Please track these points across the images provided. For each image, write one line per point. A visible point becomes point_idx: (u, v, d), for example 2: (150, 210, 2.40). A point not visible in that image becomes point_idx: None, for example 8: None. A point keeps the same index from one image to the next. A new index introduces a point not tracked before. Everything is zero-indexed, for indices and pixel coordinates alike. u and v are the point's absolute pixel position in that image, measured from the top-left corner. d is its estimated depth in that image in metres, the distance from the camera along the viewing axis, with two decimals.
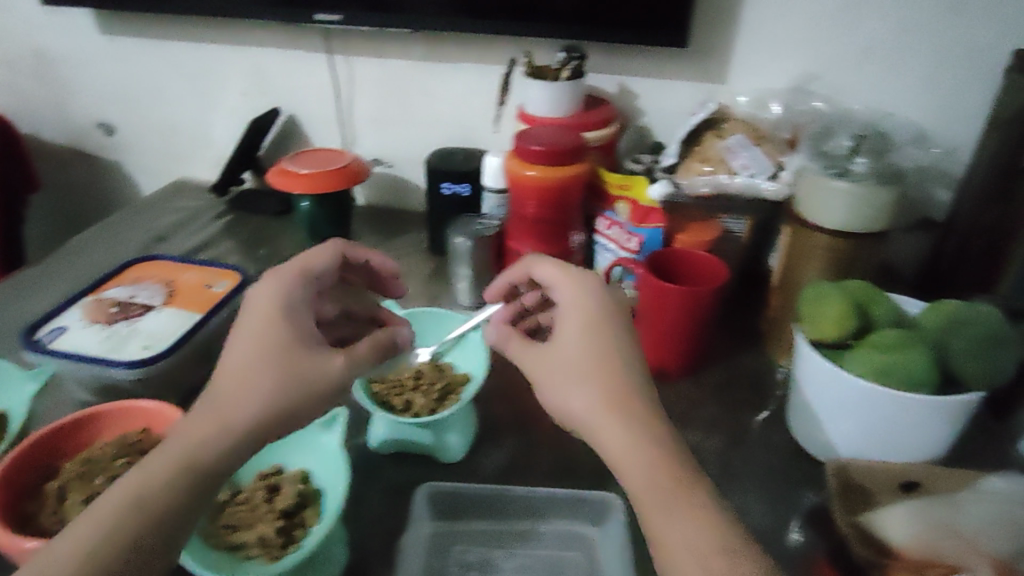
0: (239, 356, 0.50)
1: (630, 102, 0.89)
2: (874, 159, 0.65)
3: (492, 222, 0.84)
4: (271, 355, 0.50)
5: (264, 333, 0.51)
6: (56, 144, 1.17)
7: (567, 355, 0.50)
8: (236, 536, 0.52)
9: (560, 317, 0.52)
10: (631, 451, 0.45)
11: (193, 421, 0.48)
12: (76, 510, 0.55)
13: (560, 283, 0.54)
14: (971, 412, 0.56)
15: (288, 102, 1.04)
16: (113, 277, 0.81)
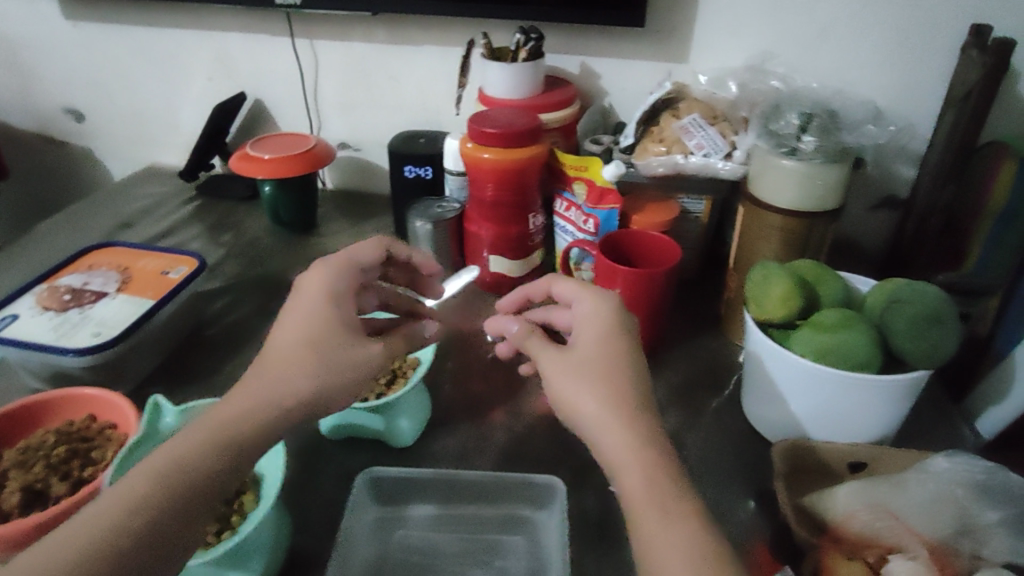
0: (283, 339, 0.50)
1: (592, 82, 0.89)
2: (822, 136, 0.63)
3: (453, 205, 0.83)
4: (317, 339, 0.50)
5: (315, 323, 0.51)
6: (24, 131, 1.16)
7: (591, 356, 0.50)
8: None
9: (579, 327, 0.54)
10: (633, 455, 0.45)
11: (232, 395, 0.47)
12: (13, 495, 0.58)
13: (584, 294, 0.56)
14: (917, 391, 0.56)
15: (252, 86, 1.02)
16: (68, 264, 0.80)
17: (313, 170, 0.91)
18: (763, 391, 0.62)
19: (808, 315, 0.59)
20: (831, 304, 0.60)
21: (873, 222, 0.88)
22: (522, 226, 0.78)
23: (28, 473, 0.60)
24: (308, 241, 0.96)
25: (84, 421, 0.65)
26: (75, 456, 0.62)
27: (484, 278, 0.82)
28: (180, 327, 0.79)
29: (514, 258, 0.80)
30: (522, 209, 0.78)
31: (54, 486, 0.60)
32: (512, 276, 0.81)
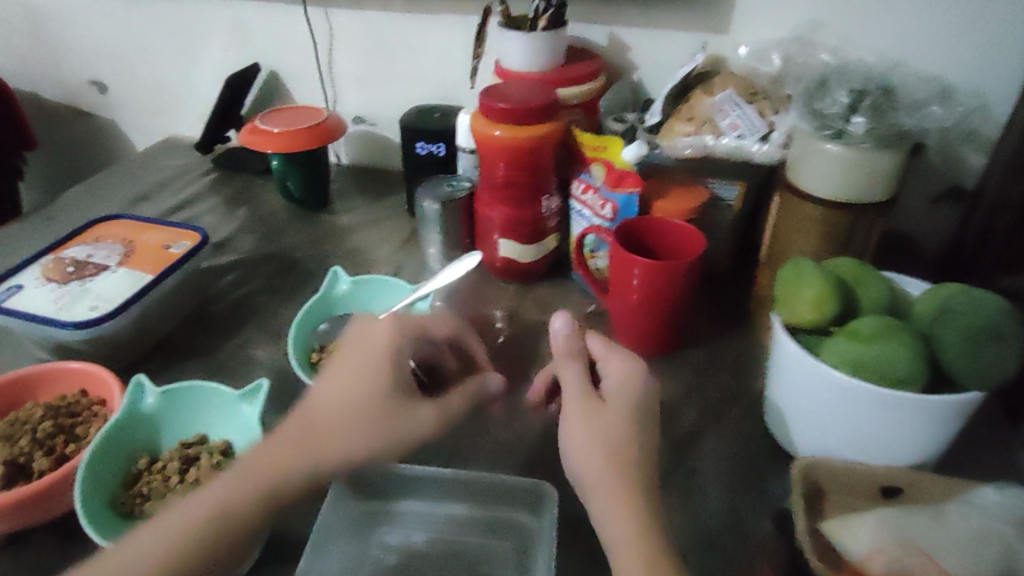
0: (336, 396, 0.48)
1: (620, 54, 0.81)
2: (873, 117, 0.55)
3: (464, 183, 0.77)
4: (372, 406, 0.48)
5: (366, 389, 0.48)
6: (52, 102, 1.16)
7: (614, 421, 0.46)
8: (146, 507, 0.50)
9: (608, 390, 0.49)
10: (633, 548, 0.41)
11: (279, 446, 0.46)
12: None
13: (615, 354, 0.51)
14: (968, 415, 0.49)
15: (268, 57, 0.99)
16: (74, 236, 0.75)
17: (323, 143, 0.87)
18: (787, 403, 0.55)
19: (844, 321, 0.52)
20: (872, 307, 0.52)
21: (932, 214, 0.79)
22: (536, 209, 0.72)
23: (13, 447, 0.53)
24: (320, 216, 0.92)
25: (76, 396, 0.58)
26: (62, 432, 0.55)
27: (495, 263, 0.76)
28: (184, 302, 0.73)
29: (527, 244, 0.73)
30: (536, 191, 0.71)
31: (37, 461, 0.53)
32: (523, 262, 0.74)
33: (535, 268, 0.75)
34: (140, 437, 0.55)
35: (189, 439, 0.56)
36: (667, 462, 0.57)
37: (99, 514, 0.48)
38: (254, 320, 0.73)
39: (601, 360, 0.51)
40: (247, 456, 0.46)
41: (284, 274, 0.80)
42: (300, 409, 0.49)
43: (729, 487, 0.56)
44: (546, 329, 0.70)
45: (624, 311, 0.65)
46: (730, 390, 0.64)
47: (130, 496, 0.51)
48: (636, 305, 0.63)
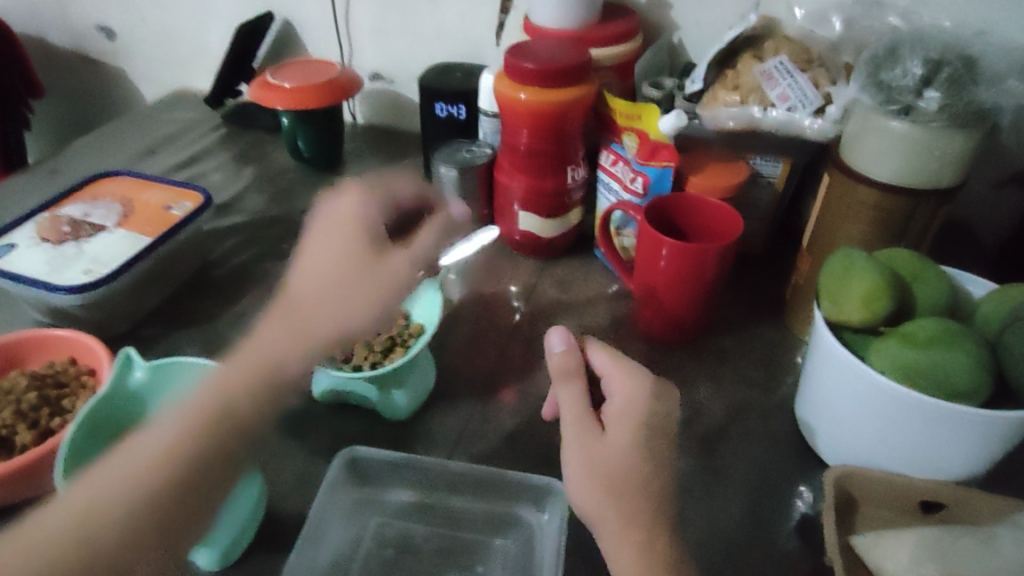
0: (317, 262, 0.51)
1: (660, 12, 0.74)
2: (950, 92, 0.48)
3: (485, 150, 0.71)
4: (353, 260, 0.51)
5: (336, 254, 0.51)
6: (60, 48, 1.11)
7: (623, 444, 0.41)
8: None
9: (610, 414, 0.43)
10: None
11: (272, 323, 0.48)
12: None
13: (617, 368, 0.45)
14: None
15: (281, 6, 0.93)
16: (72, 192, 0.71)
17: (338, 101, 0.82)
18: (822, 405, 0.50)
19: (896, 320, 0.47)
20: (928, 306, 0.47)
21: (995, 203, 0.71)
22: (560, 178, 0.66)
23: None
24: (331, 179, 0.87)
25: (63, 364, 0.55)
26: (47, 404, 0.52)
27: (513, 237, 0.71)
28: (184, 267, 0.69)
29: (548, 217, 0.68)
30: (561, 160, 0.65)
31: (20, 435, 0.50)
32: (544, 237, 0.69)
33: (557, 244, 0.70)
34: (127, 413, 0.51)
35: None
36: (687, 462, 0.53)
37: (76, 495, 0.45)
38: (255, 287, 0.69)
39: (603, 375, 0.46)
40: (223, 363, 0.45)
41: (291, 239, 0.76)
42: (273, 308, 0.50)
43: (755, 492, 0.51)
44: (565, 310, 0.65)
45: (648, 297, 0.60)
46: (759, 383, 0.59)
47: None
48: (662, 290, 0.58)
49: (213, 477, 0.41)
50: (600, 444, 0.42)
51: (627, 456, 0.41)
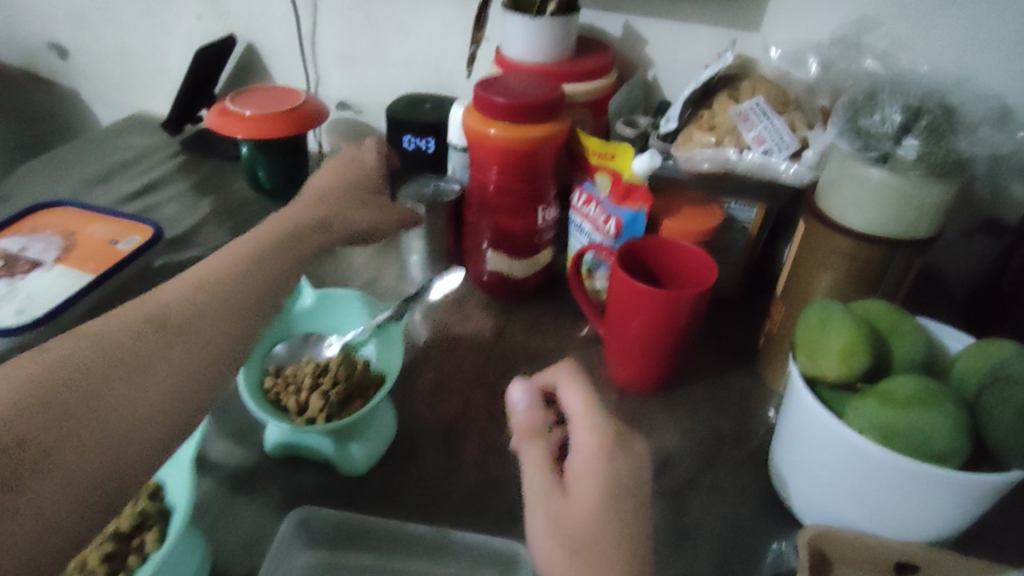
0: (295, 209, 0.61)
1: (634, 50, 0.73)
2: (930, 140, 0.47)
3: (453, 186, 0.67)
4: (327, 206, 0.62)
5: (322, 198, 0.63)
6: (12, 67, 1.06)
7: (588, 510, 0.37)
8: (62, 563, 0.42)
9: (570, 472, 0.38)
10: None
11: (245, 241, 0.55)
12: None
13: (582, 421, 0.41)
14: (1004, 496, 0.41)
15: (246, 30, 0.90)
16: (10, 223, 0.66)
17: (302, 130, 0.79)
18: (795, 460, 0.47)
19: (875, 377, 0.44)
20: (907, 362, 0.45)
21: (969, 248, 0.71)
22: (530, 219, 0.64)
23: None
24: None
25: None
26: None
27: (481, 278, 0.68)
28: None
29: (518, 257, 0.65)
30: (532, 199, 0.63)
31: None
32: (514, 278, 0.66)
33: (526, 284, 0.67)
34: None
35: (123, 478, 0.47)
36: (656, 520, 0.49)
37: None
38: None
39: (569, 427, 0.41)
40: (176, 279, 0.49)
41: None
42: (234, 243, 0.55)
43: (727, 553, 0.47)
44: (534, 354, 0.62)
45: (619, 344, 0.57)
46: (736, 434, 0.56)
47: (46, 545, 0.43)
48: (632, 337, 0.55)
49: (170, 357, 0.42)
50: (564, 505, 0.37)
51: (594, 522, 0.36)
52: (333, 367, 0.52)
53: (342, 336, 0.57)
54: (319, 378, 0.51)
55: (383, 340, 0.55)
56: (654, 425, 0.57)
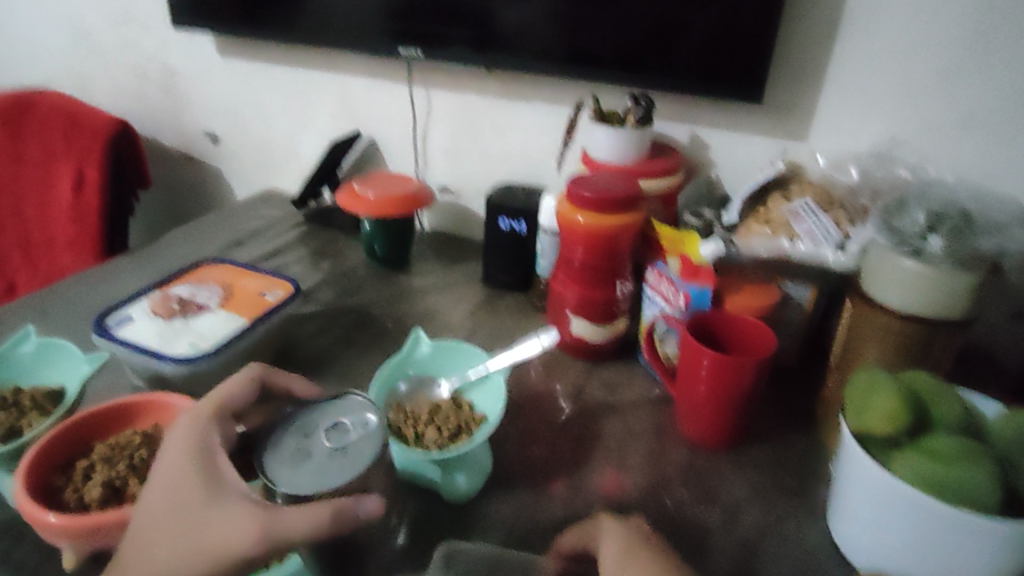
0: (168, 474, 0.48)
1: (701, 153, 0.87)
2: (952, 239, 0.57)
3: (362, 420, 0.53)
4: (186, 509, 0.45)
5: (180, 494, 0.46)
6: (171, 148, 1.29)
7: None
8: None
9: None
10: None
11: (168, 523, 0.45)
12: (96, 489, 0.54)
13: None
14: None
15: (368, 127, 1.08)
16: (178, 276, 0.82)
17: (412, 211, 0.93)
18: (850, 510, 0.54)
19: (917, 436, 0.52)
20: (948, 424, 0.52)
21: (1007, 335, 0.77)
22: (609, 291, 0.76)
23: (110, 469, 0.57)
24: (399, 277, 0.97)
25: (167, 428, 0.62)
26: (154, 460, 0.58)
27: (564, 340, 0.80)
28: (270, 346, 0.78)
29: (599, 323, 0.77)
30: (611, 275, 0.75)
31: (131, 486, 0.56)
32: (593, 341, 0.78)
33: (604, 348, 0.79)
34: None
35: None
36: (719, 558, 0.56)
37: None
38: (333, 372, 0.77)
39: None
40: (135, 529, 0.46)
41: (362, 328, 0.85)
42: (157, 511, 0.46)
43: None
44: (609, 411, 0.72)
45: (690, 402, 0.66)
46: (792, 489, 0.63)
47: None
48: (701, 397, 0.65)
49: None
50: None
51: None
52: (445, 408, 0.65)
53: (449, 380, 0.70)
54: (433, 414, 0.64)
55: (484, 386, 0.68)
56: (717, 475, 0.65)
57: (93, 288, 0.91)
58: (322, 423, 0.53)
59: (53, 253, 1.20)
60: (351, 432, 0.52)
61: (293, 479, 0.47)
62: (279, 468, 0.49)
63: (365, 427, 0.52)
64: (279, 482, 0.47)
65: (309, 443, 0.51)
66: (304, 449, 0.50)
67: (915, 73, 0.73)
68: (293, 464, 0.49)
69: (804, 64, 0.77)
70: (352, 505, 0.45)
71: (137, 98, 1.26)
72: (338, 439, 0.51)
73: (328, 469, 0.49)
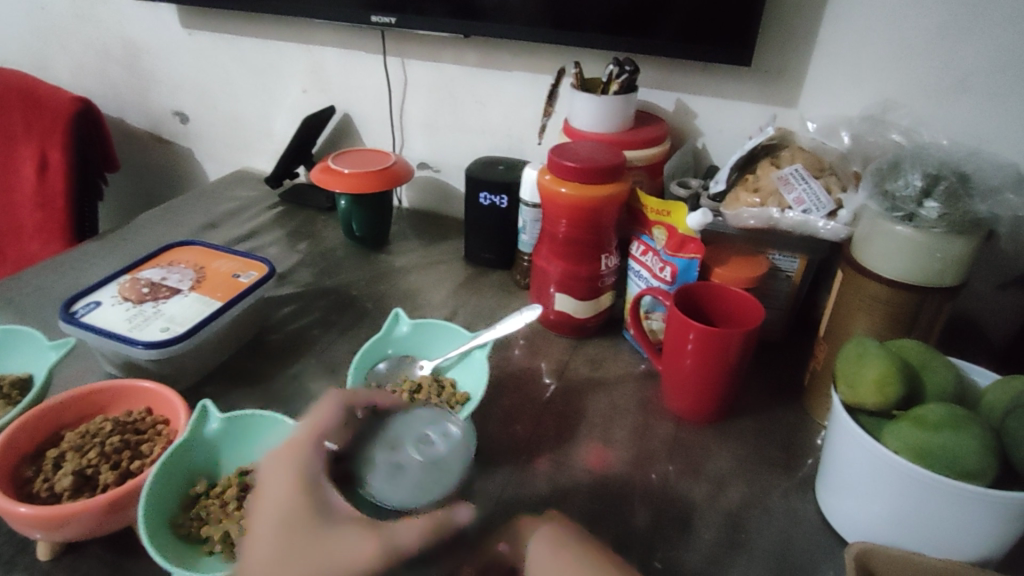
0: (274, 508, 0.44)
1: (686, 121, 0.84)
2: (947, 203, 0.54)
3: (447, 430, 0.49)
4: (300, 539, 0.42)
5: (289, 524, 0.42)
6: (140, 129, 1.24)
7: None
8: (203, 529, 0.50)
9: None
10: None
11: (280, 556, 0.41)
12: (67, 479, 0.51)
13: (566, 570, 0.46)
14: None
15: (344, 101, 1.04)
16: (148, 259, 0.79)
17: (390, 187, 0.90)
18: (838, 482, 0.53)
19: (907, 405, 0.50)
20: (938, 393, 0.51)
21: (1000, 301, 0.75)
22: (595, 265, 0.73)
23: (81, 458, 0.54)
24: (379, 256, 0.94)
25: (141, 414, 0.59)
26: (127, 447, 0.56)
27: (548, 316, 0.78)
28: (246, 329, 0.75)
29: (584, 298, 0.75)
30: (596, 248, 0.72)
31: (103, 474, 0.53)
32: (578, 317, 0.76)
33: (590, 324, 0.77)
34: (201, 462, 0.55)
35: (245, 466, 0.56)
36: (710, 534, 0.54)
37: (156, 523, 0.49)
38: (311, 354, 0.74)
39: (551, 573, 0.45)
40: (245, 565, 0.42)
41: (341, 310, 0.82)
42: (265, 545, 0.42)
43: (777, 563, 0.52)
44: (596, 387, 0.70)
45: (675, 376, 0.64)
46: (783, 460, 0.62)
47: (189, 518, 0.51)
48: (687, 371, 0.63)
49: None
50: None
51: None
52: (426, 388, 0.62)
53: (431, 360, 0.68)
54: (414, 394, 0.62)
55: (467, 365, 0.66)
56: (707, 448, 0.63)
57: (59, 274, 0.88)
58: (408, 434, 0.47)
59: (21, 241, 1.16)
60: (440, 445, 0.47)
61: (400, 496, 0.43)
62: (382, 484, 0.44)
63: (453, 438, 0.48)
64: (390, 494, 0.43)
65: (402, 456, 0.46)
66: (398, 462, 0.45)
67: (908, 31, 0.70)
68: (393, 479, 0.44)
69: (792, 25, 0.74)
70: (450, 515, 0.45)
71: (101, 77, 1.21)
72: (429, 452, 0.46)
73: (429, 484, 0.44)
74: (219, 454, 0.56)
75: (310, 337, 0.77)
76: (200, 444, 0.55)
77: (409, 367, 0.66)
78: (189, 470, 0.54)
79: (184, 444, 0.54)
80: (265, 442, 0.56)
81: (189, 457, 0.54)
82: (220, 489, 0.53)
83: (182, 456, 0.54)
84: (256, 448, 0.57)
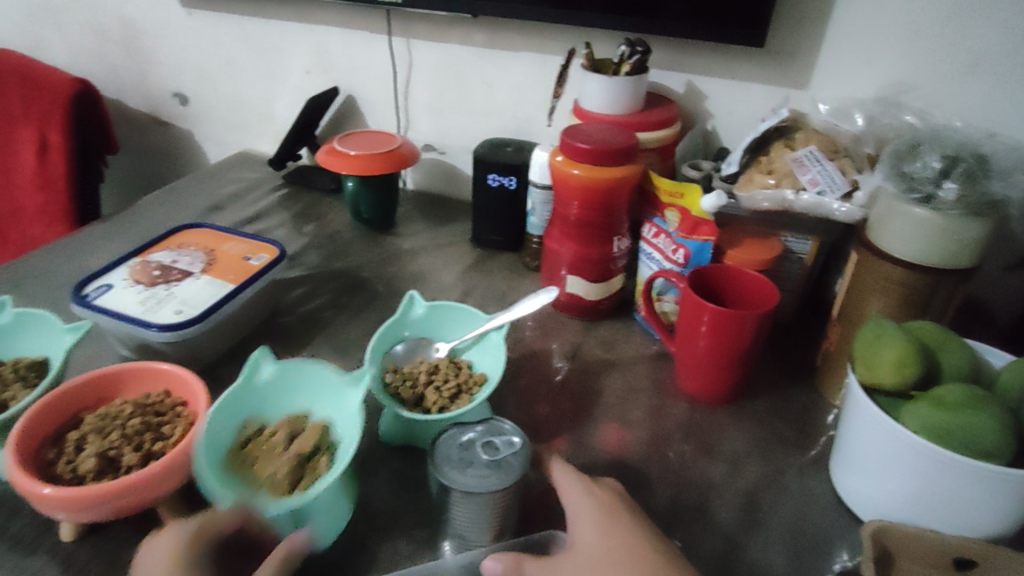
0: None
1: (696, 102, 0.84)
2: (966, 184, 0.55)
3: (510, 436, 0.48)
4: None
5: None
6: (139, 111, 1.23)
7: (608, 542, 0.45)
8: (251, 468, 0.51)
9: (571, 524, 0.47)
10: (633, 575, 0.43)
11: None
12: (89, 461, 0.51)
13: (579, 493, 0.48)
14: None
15: (349, 82, 1.03)
16: (157, 242, 0.78)
17: (398, 169, 0.89)
18: (853, 461, 0.54)
19: (924, 385, 0.51)
20: (954, 372, 0.51)
21: (1006, 282, 0.76)
22: (606, 248, 0.73)
23: (103, 440, 0.54)
24: (387, 239, 0.94)
25: (160, 396, 0.59)
26: (148, 430, 0.55)
27: (559, 299, 0.78)
28: (258, 312, 0.75)
29: (594, 280, 0.75)
30: (606, 230, 0.72)
31: (125, 457, 0.53)
32: (590, 299, 0.76)
33: (602, 306, 0.77)
34: (256, 406, 0.57)
35: (297, 414, 0.57)
36: (725, 515, 0.55)
37: (209, 457, 0.50)
38: (324, 337, 0.74)
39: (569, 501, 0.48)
40: None
41: (351, 292, 0.82)
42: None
43: (792, 542, 0.53)
44: (611, 368, 0.71)
45: (689, 355, 0.65)
46: (795, 441, 0.62)
47: (240, 456, 0.52)
48: (701, 350, 0.63)
49: None
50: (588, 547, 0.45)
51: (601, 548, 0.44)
52: (443, 370, 0.62)
53: (446, 342, 0.68)
54: (432, 375, 0.62)
55: (481, 347, 0.67)
56: (720, 429, 0.64)
57: (67, 258, 0.87)
58: (478, 436, 0.49)
59: (23, 224, 1.14)
60: (503, 449, 0.47)
61: (461, 484, 0.44)
62: (449, 471, 0.46)
63: (516, 445, 0.48)
64: (453, 483, 0.45)
65: (471, 454, 0.47)
66: (466, 457, 0.47)
67: (921, 11, 0.70)
68: (458, 471, 0.46)
69: (805, 6, 0.73)
70: None
71: (99, 56, 1.19)
72: (495, 454, 0.47)
73: (491, 477, 0.45)
74: (270, 401, 0.58)
75: (322, 319, 0.77)
76: (256, 388, 0.57)
77: (424, 349, 0.66)
78: (243, 412, 0.56)
79: (239, 388, 0.56)
80: (317, 392, 0.58)
81: (243, 401, 0.56)
82: (269, 433, 0.54)
83: (237, 397, 0.56)
84: (306, 399, 0.59)
